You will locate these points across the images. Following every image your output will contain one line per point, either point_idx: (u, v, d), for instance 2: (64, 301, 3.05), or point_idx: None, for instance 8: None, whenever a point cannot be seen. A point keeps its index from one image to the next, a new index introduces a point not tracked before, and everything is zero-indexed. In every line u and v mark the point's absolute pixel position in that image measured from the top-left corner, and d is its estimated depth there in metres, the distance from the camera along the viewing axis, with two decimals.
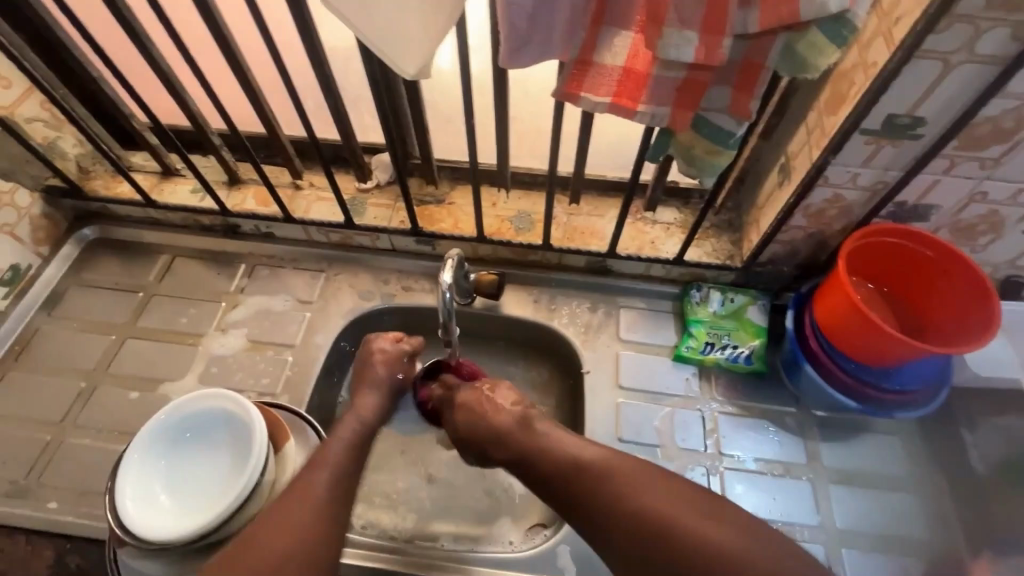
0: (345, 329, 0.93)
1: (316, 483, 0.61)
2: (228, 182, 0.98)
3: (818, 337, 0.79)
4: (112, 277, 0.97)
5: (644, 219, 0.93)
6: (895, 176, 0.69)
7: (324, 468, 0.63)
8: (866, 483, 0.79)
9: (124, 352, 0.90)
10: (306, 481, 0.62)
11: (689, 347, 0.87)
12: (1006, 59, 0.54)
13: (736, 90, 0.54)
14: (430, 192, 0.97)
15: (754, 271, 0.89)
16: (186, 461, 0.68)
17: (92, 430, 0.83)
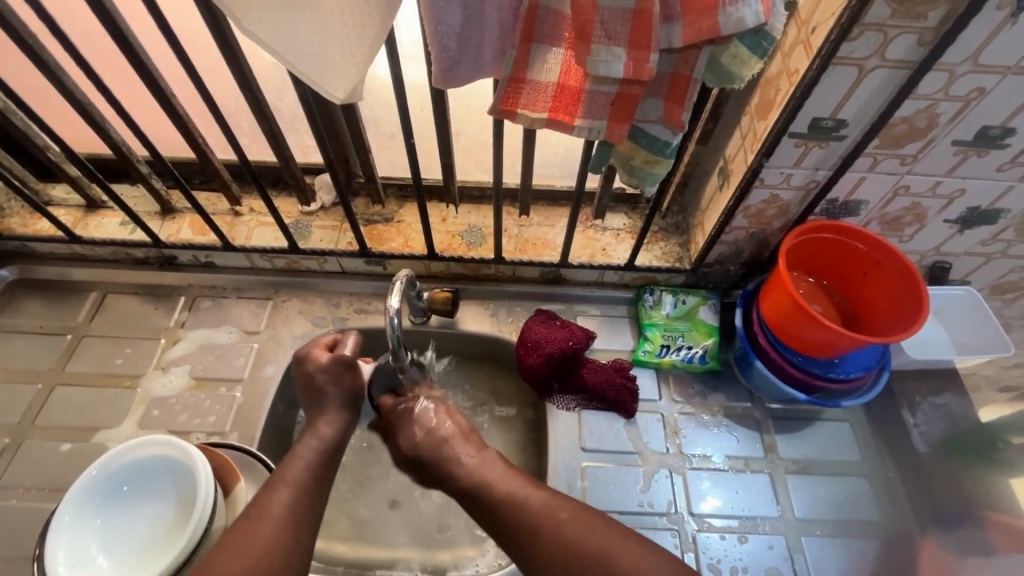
0: (296, 357, 0.89)
1: (273, 503, 0.58)
2: (161, 213, 0.93)
3: (766, 333, 0.81)
4: (35, 320, 0.90)
5: (594, 227, 0.94)
6: (825, 176, 0.72)
7: (284, 486, 0.60)
8: (821, 470, 0.82)
9: (53, 401, 0.83)
10: (264, 504, 0.58)
11: (645, 351, 0.88)
12: (913, 64, 0.58)
13: (668, 102, 0.55)
14: (377, 211, 0.95)
15: (703, 271, 0.91)
16: (125, 517, 0.63)
17: (19, 489, 0.76)
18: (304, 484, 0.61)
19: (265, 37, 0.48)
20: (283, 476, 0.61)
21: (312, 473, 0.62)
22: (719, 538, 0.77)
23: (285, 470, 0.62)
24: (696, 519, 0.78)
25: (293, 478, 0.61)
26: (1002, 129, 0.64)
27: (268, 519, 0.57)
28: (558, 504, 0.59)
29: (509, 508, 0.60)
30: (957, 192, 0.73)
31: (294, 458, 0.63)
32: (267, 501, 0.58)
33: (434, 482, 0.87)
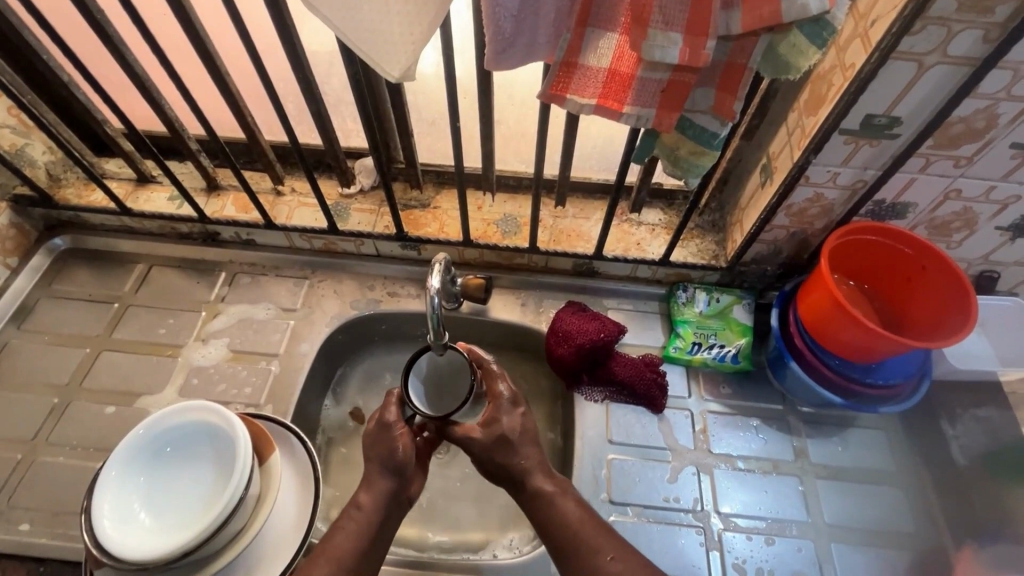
0: (330, 335, 0.91)
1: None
2: (207, 189, 0.96)
3: (803, 334, 0.80)
4: (84, 288, 0.94)
5: (629, 221, 0.94)
6: (873, 175, 0.71)
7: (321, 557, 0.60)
8: (852, 478, 0.80)
9: (100, 364, 0.86)
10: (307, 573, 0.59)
11: (676, 347, 0.88)
12: (977, 60, 0.56)
13: (720, 91, 0.55)
14: (415, 196, 0.96)
15: (738, 270, 0.90)
16: (168, 477, 0.65)
17: (65, 447, 0.79)
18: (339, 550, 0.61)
19: (328, 10, 0.48)
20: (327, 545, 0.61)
21: (359, 541, 0.62)
22: (745, 538, 0.75)
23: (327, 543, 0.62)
24: (722, 517, 0.77)
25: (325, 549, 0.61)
26: None
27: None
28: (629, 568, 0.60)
29: (576, 555, 0.62)
30: (1012, 198, 0.71)
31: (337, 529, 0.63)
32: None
33: (460, 467, 0.88)
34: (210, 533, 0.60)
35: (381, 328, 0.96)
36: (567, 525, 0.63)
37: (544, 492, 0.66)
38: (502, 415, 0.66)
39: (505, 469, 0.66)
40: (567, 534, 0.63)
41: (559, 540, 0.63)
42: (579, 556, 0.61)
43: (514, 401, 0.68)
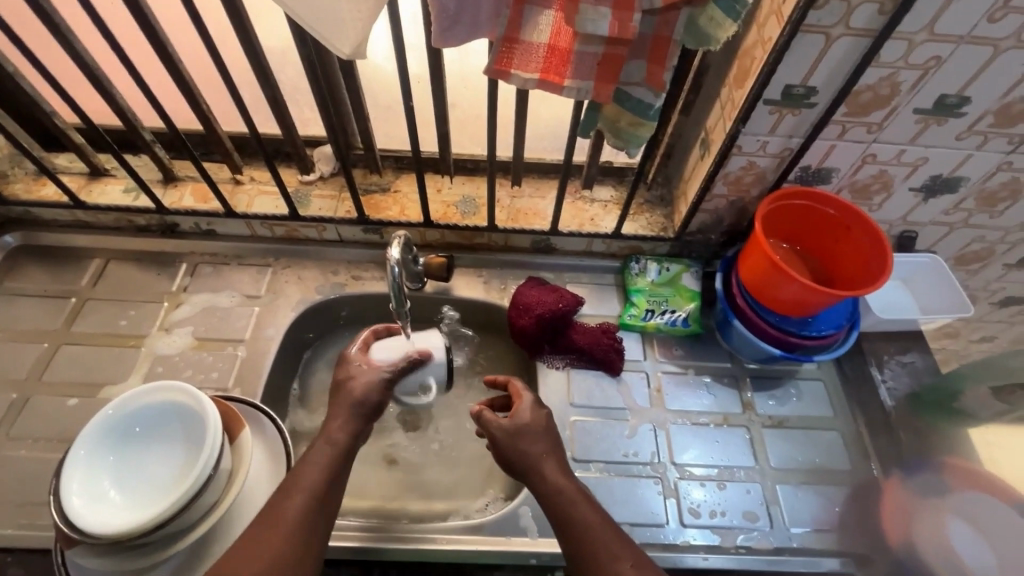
0: (296, 319, 0.92)
1: (288, 511, 0.59)
2: (163, 180, 0.96)
3: (744, 295, 0.86)
4: (37, 284, 0.93)
5: (583, 198, 0.98)
6: (798, 143, 0.77)
7: (299, 493, 0.61)
8: (795, 425, 0.87)
9: (59, 358, 0.85)
10: (279, 509, 0.59)
11: (631, 315, 0.93)
12: (876, 32, 0.63)
13: (651, 63, 0.59)
14: (375, 180, 0.98)
15: (685, 241, 0.96)
16: (138, 457, 0.66)
17: (27, 441, 0.78)
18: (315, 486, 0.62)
19: None
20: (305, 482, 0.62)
21: (330, 472, 0.64)
22: (700, 485, 0.81)
23: (300, 478, 0.63)
24: (677, 468, 0.82)
25: (309, 489, 0.62)
26: (959, 98, 0.70)
27: (283, 528, 0.58)
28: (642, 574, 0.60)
29: (596, 557, 0.62)
30: (920, 160, 0.79)
31: (309, 465, 0.64)
32: (284, 510, 0.59)
33: (431, 440, 0.91)
34: (183, 506, 0.61)
35: (347, 311, 0.97)
36: (585, 526, 0.64)
37: (562, 490, 0.67)
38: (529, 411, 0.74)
39: (522, 458, 0.70)
40: (586, 534, 0.63)
41: (576, 531, 0.64)
42: (599, 559, 0.61)
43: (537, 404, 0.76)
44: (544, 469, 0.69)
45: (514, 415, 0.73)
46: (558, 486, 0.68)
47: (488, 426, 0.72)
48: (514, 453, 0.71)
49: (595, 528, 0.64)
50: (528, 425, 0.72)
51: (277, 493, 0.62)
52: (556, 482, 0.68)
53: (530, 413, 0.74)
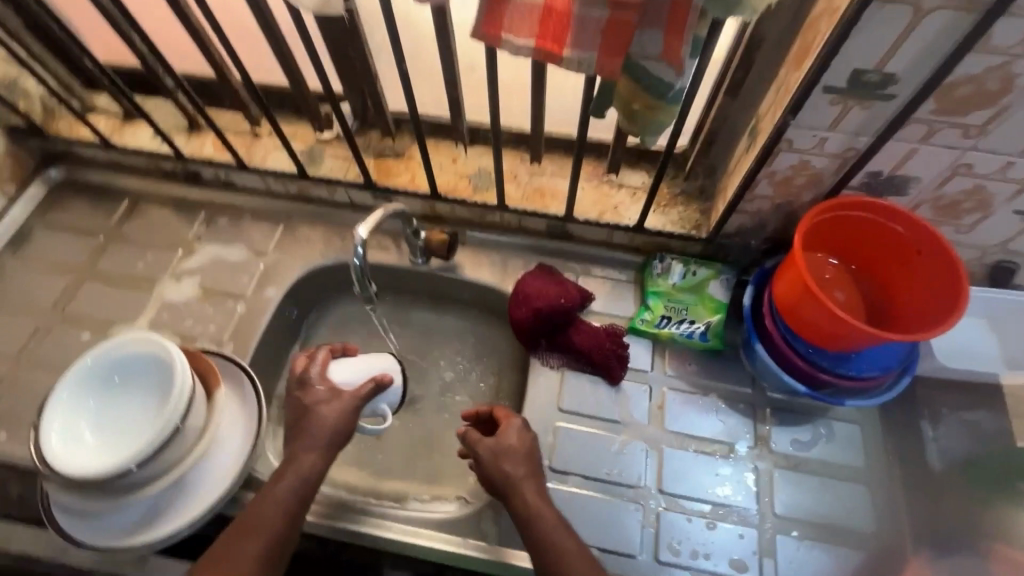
0: (298, 281, 0.92)
1: (243, 557, 0.59)
2: (188, 127, 0.97)
3: (774, 316, 0.74)
4: (73, 220, 0.98)
5: (609, 182, 0.88)
6: (866, 143, 0.62)
7: (259, 534, 0.60)
8: (814, 472, 0.75)
9: (82, 292, 0.90)
10: (235, 550, 0.59)
11: (643, 321, 0.84)
12: (987, 5, 0.47)
13: (667, 33, 0.49)
14: (389, 144, 0.93)
15: (719, 243, 0.84)
16: (114, 404, 0.68)
17: (44, 367, 0.84)
18: (273, 526, 0.61)
19: None
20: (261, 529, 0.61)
21: (289, 510, 0.63)
22: (686, 520, 0.73)
23: (255, 517, 0.62)
24: (664, 497, 0.74)
25: (266, 528, 0.61)
26: None
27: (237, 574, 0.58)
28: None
29: None
30: None
31: (267, 500, 0.63)
32: (238, 553, 0.59)
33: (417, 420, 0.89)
34: (149, 455, 0.63)
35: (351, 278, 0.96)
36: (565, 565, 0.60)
37: (541, 516, 0.64)
38: (515, 433, 0.70)
39: (504, 481, 0.67)
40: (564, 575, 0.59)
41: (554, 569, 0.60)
42: None
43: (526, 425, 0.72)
44: (523, 490, 0.66)
45: (498, 436, 0.70)
46: (537, 512, 0.64)
47: (474, 445, 0.70)
48: (496, 473, 0.68)
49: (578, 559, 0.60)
50: (513, 448, 0.69)
51: (233, 535, 0.60)
52: (535, 508, 0.64)
53: (516, 433, 0.70)
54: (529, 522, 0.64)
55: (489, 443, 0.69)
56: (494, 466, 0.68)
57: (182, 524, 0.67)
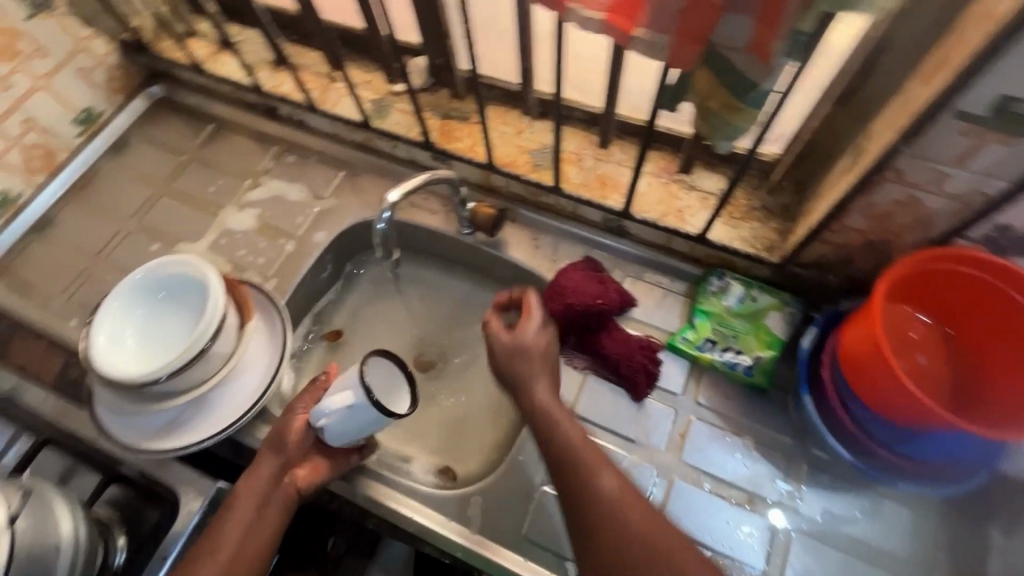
0: (347, 230, 0.93)
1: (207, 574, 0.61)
2: (273, 63, 1.00)
3: (833, 367, 0.65)
4: (163, 136, 1.04)
5: (680, 182, 0.80)
6: (998, 189, 0.50)
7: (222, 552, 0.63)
8: (840, 548, 0.66)
9: (159, 206, 0.97)
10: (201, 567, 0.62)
11: (684, 339, 0.76)
12: None
13: (759, 22, 0.41)
14: (456, 107, 0.90)
15: (791, 271, 0.74)
16: (157, 317, 0.73)
17: (117, 269, 0.92)
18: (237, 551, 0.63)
19: None
20: (224, 547, 0.63)
21: (253, 528, 0.65)
22: None
23: (220, 538, 0.64)
24: None
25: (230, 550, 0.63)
26: None
27: None
28: (656, 521, 0.55)
29: (608, 534, 0.55)
30: None
31: (229, 523, 0.65)
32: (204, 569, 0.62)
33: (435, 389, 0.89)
34: (176, 369, 0.67)
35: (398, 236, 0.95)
36: (595, 500, 0.57)
37: (564, 433, 0.62)
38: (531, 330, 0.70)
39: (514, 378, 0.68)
40: (593, 506, 0.57)
41: (581, 501, 0.57)
42: (622, 530, 0.54)
43: (545, 325, 0.72)
44: (534, 389, 0.66)
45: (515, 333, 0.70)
46: (547, 409, 0.64)
47: (491, 337, 0.72)
48: (507, 368, 0.69)
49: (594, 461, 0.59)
50: (528, 348, 0.69)
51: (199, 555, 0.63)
52: (545, 405, 0.65)
53: (534, 333, 0.70)
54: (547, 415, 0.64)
55: (505, 344, 0.70)
56: (509, 362, 0.69)
57: (200, 438, 0.72)
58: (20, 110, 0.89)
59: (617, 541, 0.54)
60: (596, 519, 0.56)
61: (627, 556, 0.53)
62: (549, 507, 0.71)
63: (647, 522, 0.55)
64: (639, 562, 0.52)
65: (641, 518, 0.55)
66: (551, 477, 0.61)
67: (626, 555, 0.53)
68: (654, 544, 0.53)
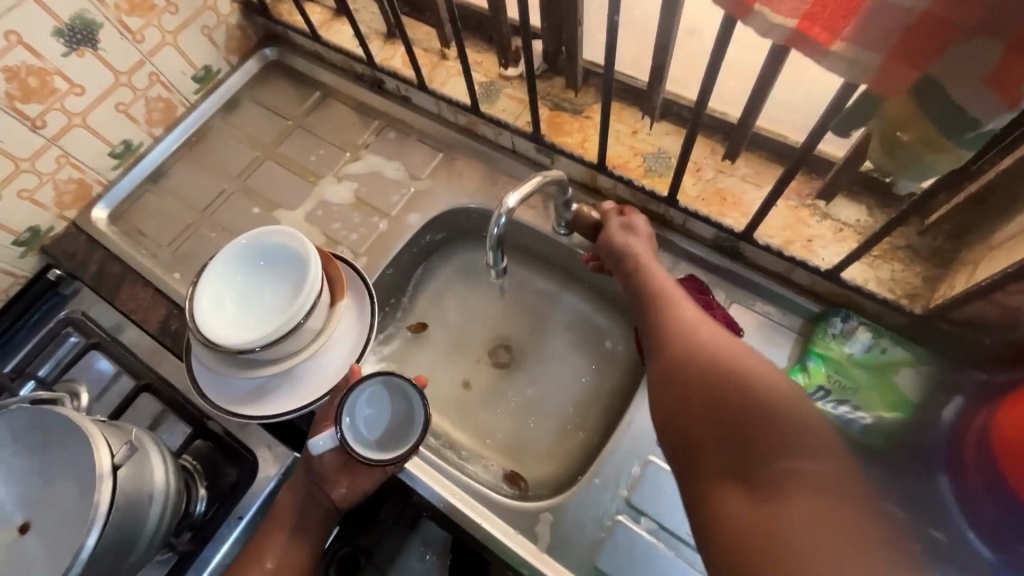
0: (440, 215, 0.91)
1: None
2: (385, 35, 0.98)
3: (981, 449, 0.54)
4: (272, 100, 1.06)
5: (812, 208, 0.72)
6: None
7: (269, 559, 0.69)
8: None
9: (262, 169, 0.99)
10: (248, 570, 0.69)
11: (794, 383, 0.69)
12: None
13: (1007, 51, 0.35)
14: (569, 98, 0.85)
15: (935, 325, 0.64)
16: (254, 285, 0.74)
17: (219, 228, 0.95)
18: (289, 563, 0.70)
19: None
20: (268, 555, 0.69)
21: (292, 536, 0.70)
22: None
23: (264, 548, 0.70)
24: None
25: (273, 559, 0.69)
26: None
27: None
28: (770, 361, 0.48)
29: (707, 392, 0.46)
30: None
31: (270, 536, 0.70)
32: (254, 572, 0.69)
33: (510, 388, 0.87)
34: (273, 340, 0.68)
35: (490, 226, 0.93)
36: (707, 353, 0.50)
37: (680, 307, 0.58)
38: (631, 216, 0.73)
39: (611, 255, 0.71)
40: (702, 353, 0.50)
41: (685, 356, 0.51)
42: (718, 393, 0.45)
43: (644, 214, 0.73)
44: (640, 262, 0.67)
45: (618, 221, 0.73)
46: (663, 289, 0.62)
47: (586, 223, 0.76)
48: (607, 250, 0.72)
49: (702, 322, 0.55)
50: (628, 230, 0.71)
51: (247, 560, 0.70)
52: (655, 281, 0.64)
53: (638, 223, 0.72)
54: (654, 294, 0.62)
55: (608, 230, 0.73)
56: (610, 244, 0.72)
57: (285, 410, 0.73)
58: (148, 63, 0.92)
59: (729, 380, 0.46)
60: (685, 370, 0.49)
61: (716, 395, 0.46)
62: (620, 538, 0.67)
63: (767, 364, 0.47)
64: (739, 397, 0.44)
65: (760, 359, 0.48)
66: (652, 337, 0.57)
67: (718, 390, 0.46)
68: (766, 380, 0.45)
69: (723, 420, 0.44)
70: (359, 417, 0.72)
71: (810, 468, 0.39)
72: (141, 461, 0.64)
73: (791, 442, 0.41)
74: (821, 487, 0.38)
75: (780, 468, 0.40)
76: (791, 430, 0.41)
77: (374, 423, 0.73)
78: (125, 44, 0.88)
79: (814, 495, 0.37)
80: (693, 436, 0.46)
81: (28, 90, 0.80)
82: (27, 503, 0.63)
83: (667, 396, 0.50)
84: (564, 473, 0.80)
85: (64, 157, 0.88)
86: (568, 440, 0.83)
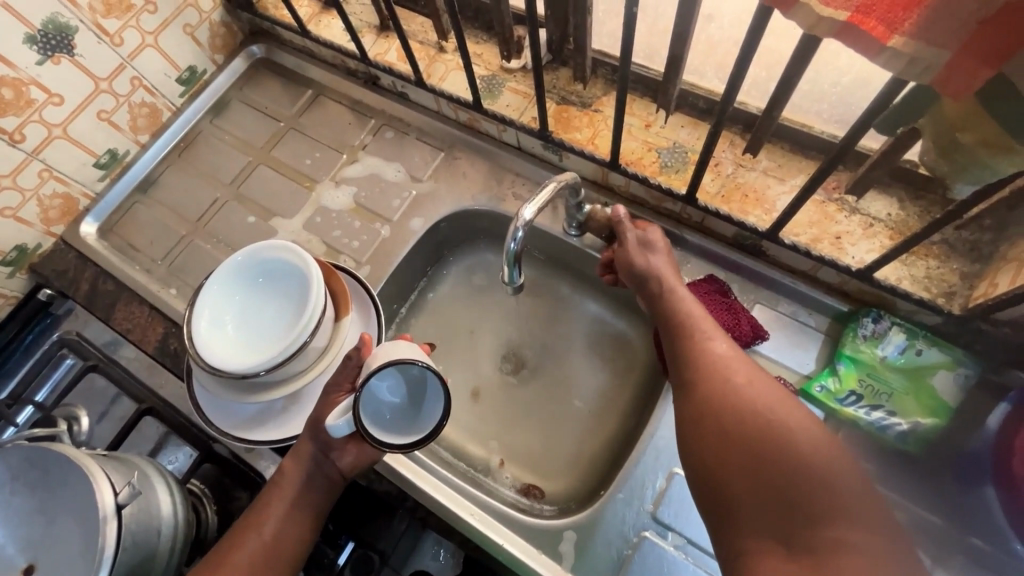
0: (445, 218, 0.87)
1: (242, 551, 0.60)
2: (378, 28, 0.93)
3: None
4: (261, 100, 1.00)
5: (840, 203, 0.68)
6: None
7: (268, 523, 0.62)
8: None
9: (255, 176, 0.95)
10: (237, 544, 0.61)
11: (824, 388, 0.66)
12: None
13: None
14: (577, 91, 0.80)
15: (975, 326, 0.61)
16: (255, 304, 0.71)
17: (215, 239, 0.91)
18: (284, 534, 0.61)
19: None
20: (268, 524, 0.61)
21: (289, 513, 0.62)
22: None
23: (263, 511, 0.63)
24: None
25: (267, 531, 0.61)
26: None
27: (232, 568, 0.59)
28: (805, 415, 0.49)
29: (749, 455, 0.48)
30: None
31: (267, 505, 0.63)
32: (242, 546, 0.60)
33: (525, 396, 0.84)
34: (277, 363, 0.65)
35: (498, 228, 0.89)
36: (745, 411, 0.50)
37: (710, 346, 0.57)
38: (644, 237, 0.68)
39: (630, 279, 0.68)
40: (739, 411, 0.50)
41: (722, 412, 0.51)
42: (762, 460, 0.47)
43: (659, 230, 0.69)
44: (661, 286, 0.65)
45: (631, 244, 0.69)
46: (686, 319, 0.61)
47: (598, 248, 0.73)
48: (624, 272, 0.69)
49: (738, 369, 0.54)
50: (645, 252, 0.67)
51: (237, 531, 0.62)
52: (684, 314, 0.61)
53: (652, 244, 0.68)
54: (685, 325, 0.60)
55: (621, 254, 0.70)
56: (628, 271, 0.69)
57: (293, 432, 0.70)
58: (129, 67, 0.87)
59: (776, 450, 0.47)
60: (725, 428, 0.50)
61: (760, 460, 0.47)
62: (648, 553, 0.65)
63: (810, 428, 0.48)
64: (781, 465, 0.46)
65: (805, 423, 0.49)
66: (682, 380, 0.56)
67: (761, 456, 0.47)
68: (808, 447, 0.46)
69: (767, 484, 0.46)
70: (377, 397, 0.61)
71: (850, 537, 0.43)
72: (146, 501, 0.61)
73: (838, 512, 0.44)
74: (870, 557, 0.41)
75: (827, 537, 0.43)
76: (836, 503, 0.44)
77: (396, 389, 0.62)
78: (103, 49, 0.82)
79: (863, 565, 0.41)
80: (736, 497, 0.47)
81: (2, 102, 0.75)
82: (30, 545, 0.60)
83: (706, 450, 0.51)
84: (583, 485, 0.77)
85: (46, 170, 0.84)
86: (586, 450, 0.80)
